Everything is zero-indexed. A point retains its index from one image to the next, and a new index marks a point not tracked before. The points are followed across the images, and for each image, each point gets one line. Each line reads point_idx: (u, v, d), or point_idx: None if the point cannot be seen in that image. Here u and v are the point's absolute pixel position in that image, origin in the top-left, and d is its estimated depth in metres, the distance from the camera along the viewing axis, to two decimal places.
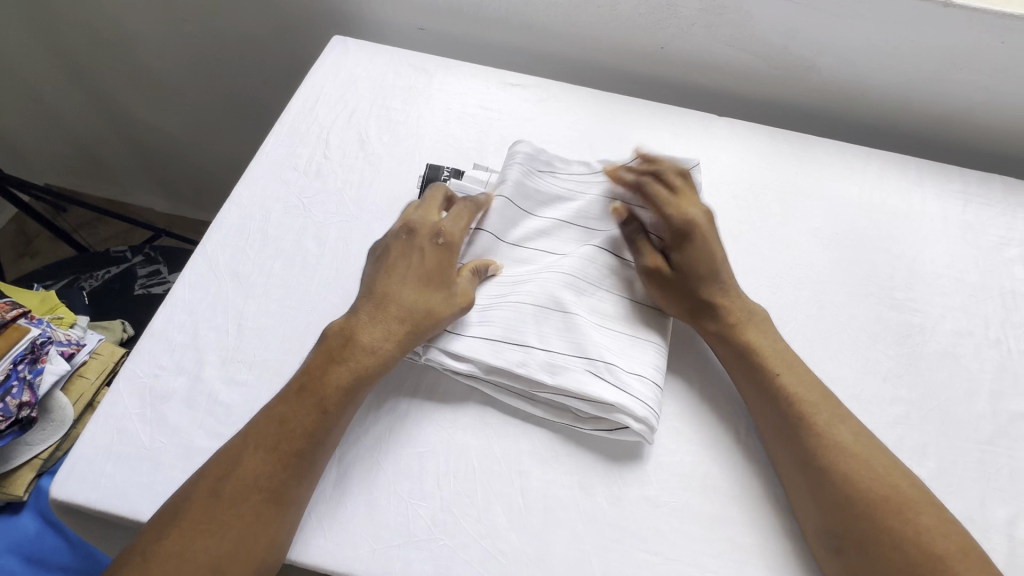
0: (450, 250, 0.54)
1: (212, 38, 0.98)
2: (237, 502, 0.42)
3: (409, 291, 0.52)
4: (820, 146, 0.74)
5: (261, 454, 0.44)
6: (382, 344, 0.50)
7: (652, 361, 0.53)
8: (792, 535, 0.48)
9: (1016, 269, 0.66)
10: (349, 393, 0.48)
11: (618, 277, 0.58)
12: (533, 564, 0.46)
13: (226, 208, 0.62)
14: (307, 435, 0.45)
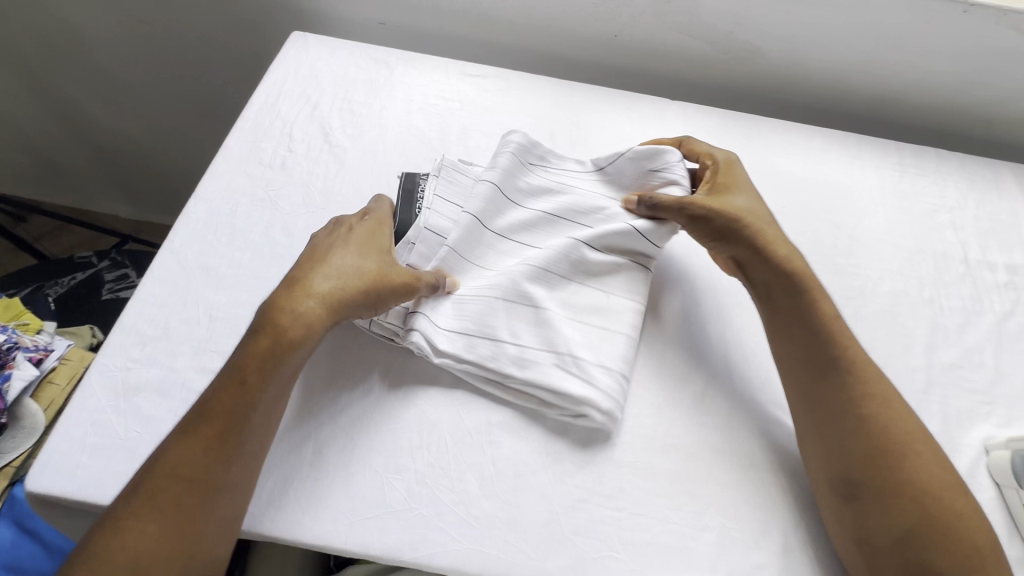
0: (379, 224, 0.58)
1: (170, 40, 0.97)
2: (160, 491, 0.42)
3: (340, 258, 0.53)
4: (768, 126, 0.78)
5: (183, 440, 0.44)
6: (308, 306, 0.50)
7: (620, 351, 0.55)
8: (744, 483, 0.52)
9: (947, 233, 0.71)
10: (271, 372, 0.48)
11: (586, 267, 0.59)
12: (505, 526, 0.48)
13: (191, 204, 0.63)
14: (227, 412, 0.45)
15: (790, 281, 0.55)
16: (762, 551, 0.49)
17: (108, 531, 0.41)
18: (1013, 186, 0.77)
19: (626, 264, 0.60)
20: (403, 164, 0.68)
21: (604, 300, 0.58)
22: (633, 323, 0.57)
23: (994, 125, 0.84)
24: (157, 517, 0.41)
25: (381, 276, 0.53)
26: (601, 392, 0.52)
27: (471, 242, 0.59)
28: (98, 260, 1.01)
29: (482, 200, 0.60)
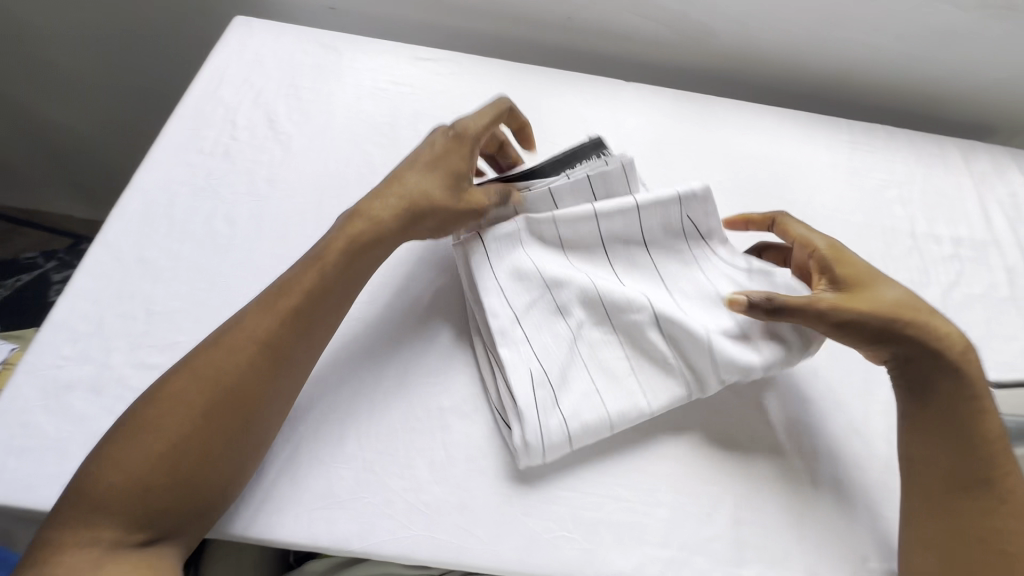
0: (461, 142, 0.56)
1: (108, 21, 0.93)
2: (236, 356, 0.45)
3: (417, 175, 0.54)
4: (721, 106, 0.78)
5: (263, 314, 0.47)
6: (383, 215, 0.52)
7: (591, 417, 0.50)
8: (696, 458, 0.52)
9: (895, 208, 0.72)
10: (339, 274, 0.50)
11: (625, 328, 0.54)
12: (456, 511, 0.48)
13: (127, 195, 0.60)
14: (303, 293, 0.48)
15: (943, 393, 0.49)
16: (714, 525, 0.49)
17: (183, 382, 0.44)
18: (959, 161, 0.79)
19: (674, 365, 0.52)
20: (352, 150, 0.67)
21: (613, 362, 0.53)
22: (628, 417, 0.51)
23: (941, 101, 0.86)
24: (230, 376, 0.44)
25: (456, 194, 0.54)
26: (538, 433, 0.48)
27: (574, 236, 0.56)
28: (46, 260, 0.99)
29: (576, 213, 0.55)
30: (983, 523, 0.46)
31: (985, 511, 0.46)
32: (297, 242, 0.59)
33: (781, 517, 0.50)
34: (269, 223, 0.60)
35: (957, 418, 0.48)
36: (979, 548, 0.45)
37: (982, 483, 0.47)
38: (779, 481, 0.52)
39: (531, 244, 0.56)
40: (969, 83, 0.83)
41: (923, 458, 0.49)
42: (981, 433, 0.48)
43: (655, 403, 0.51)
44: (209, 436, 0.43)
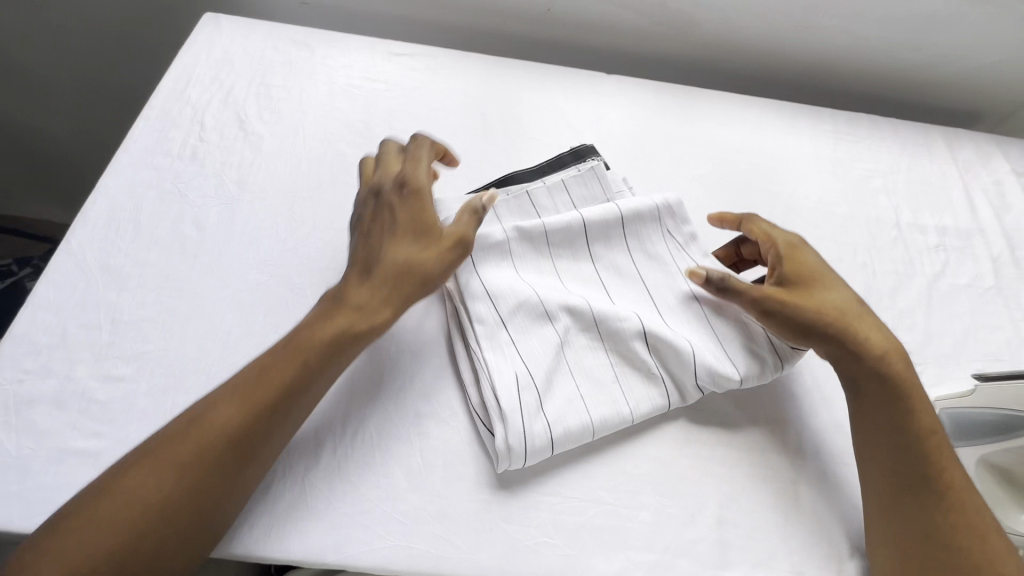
0: (422, 198, 0.50)
1: (65, 14, 0.90)
2: (202, 450, 0.40)
3: (399, 244, 0.49)
4: (704, 98, 0.77)
5: (234, 407, 0.42)
6: (370, 295, 0.47)
7: (575, 422, 0.48)
8: (679, 458, 0.51)
9: (880, 198, 0.72)
10: (327, 359, 0.45)
11: (613, 332, 0.52)
12: (434, 519, 0.47)
13: (91, 200, 0.58)
14: (282, 387, 0.43)
15: (880, 388, 0.49)
16: (697, 526, 0.48)
17: (133, 478, 0.39)
18: (944, 150, 0.78)
19: (656, 373, 0.51)
20: (324, 150, 0.65)
21: (599, 369, 0.52)
22: (607, 423, 0.49)
23: (925, 88, 0.86)
24: (193, 475, 0.39)
25: (442, 250, 0.49)
26: (521, 437, 0.46)
27: (561, 240, 0.55)
28: (20, 268, 0.96)
29: (564, 222, 0.55)
30: (927, 520, 0.44)
31: (929, 509, 0.44)
32: (269, 246, 0.58)
33: (765, 516, 0.50)
34: (239, 227, 0.58)
35: (893, 413, 0.48)
36: (924, 544, 0.43)
37: (926, 480, 0.45)
38: (763, 480, 0.51)
39: (519, 248, 0.55)
40: (953, 69, 0.82)
41: (868, 451, 0.48)
42: (924, 432, 0.47)
43: (637, 411, 0.50)
44: (169, 532, 0.38)
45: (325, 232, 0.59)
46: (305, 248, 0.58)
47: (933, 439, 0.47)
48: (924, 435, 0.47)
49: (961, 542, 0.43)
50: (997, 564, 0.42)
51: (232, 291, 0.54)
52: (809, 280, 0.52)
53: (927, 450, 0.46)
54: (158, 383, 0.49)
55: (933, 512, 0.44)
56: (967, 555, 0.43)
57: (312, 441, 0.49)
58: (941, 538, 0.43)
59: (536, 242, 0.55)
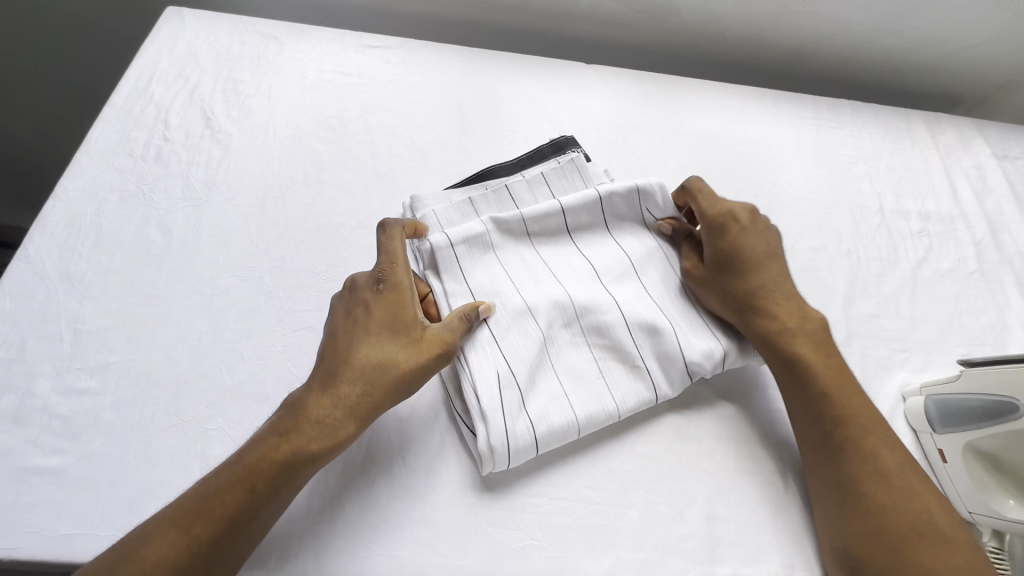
0: (398, 301, 0.47)
1: (29, 7, 0.88)
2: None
3: (371, 354, 0.45)
4: (685, 86, 0.76)
5: (172, 538, 0.38)
6: (335, 414, 0.43)
7: (559, 421, 0.47)
8: (667, 454, 0.51)
9: (863, 184, 0.71)
10: (279, 484, 0.41)
11: (598, 326, 0.51)
12: (417, 525, 0.45)
13: (49, 205, 0.55)
14: (224, 519, 0.39)
15: (777, 352, 0.51)
16: (687, 523, 0.48)
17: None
18: (925, 135, 0.77)
19: (641, 366, 0.50)
20: (296, 147, 0.63)
21: (583, 364, 0.50)
22: (593, 419, 0.48)
23: (905, 72, 0.85)
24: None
25: (420, 360, 0.46)
26: (504, 438, 0.45)
27: (541, 228, 0.55)
28: None
29: (541, 211, 0.54)
30: (834, 473, 0.46)
31: (832, 462, 0.46)
32: (239, 248, 0.55)
33: (755, 509, 0.49)
34: (208, 230, 0.56)
35: (792, 377, 0.50)
36: (835, 494, 0.45)
37: (823, 437, 0.48)
38: (751, 473, 0.51)
39: (499, 239, 0.53)
40: (933, 53, 0.82)
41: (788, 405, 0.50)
42: (822, 392, 0.49)
43: (624, 405, 0.49)
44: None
45: (298, 232, 0.57)
46: (278, 250, 0.56)
47: (829, 397, 0.48)
48: (818, 394, 0.49)
49: (869, 488, 0.44)
50: (908, 507, 0.43)
51: (201, 297, 0.52)
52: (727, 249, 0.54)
53: (822, 410, 0.48)
54: (124, 395, 0.47)
55: (835, 465, 0.46)
56: (876, 500, 0.44)
57: None
58: (848, 486, 0.45)
59: (514, 232, 0.54)
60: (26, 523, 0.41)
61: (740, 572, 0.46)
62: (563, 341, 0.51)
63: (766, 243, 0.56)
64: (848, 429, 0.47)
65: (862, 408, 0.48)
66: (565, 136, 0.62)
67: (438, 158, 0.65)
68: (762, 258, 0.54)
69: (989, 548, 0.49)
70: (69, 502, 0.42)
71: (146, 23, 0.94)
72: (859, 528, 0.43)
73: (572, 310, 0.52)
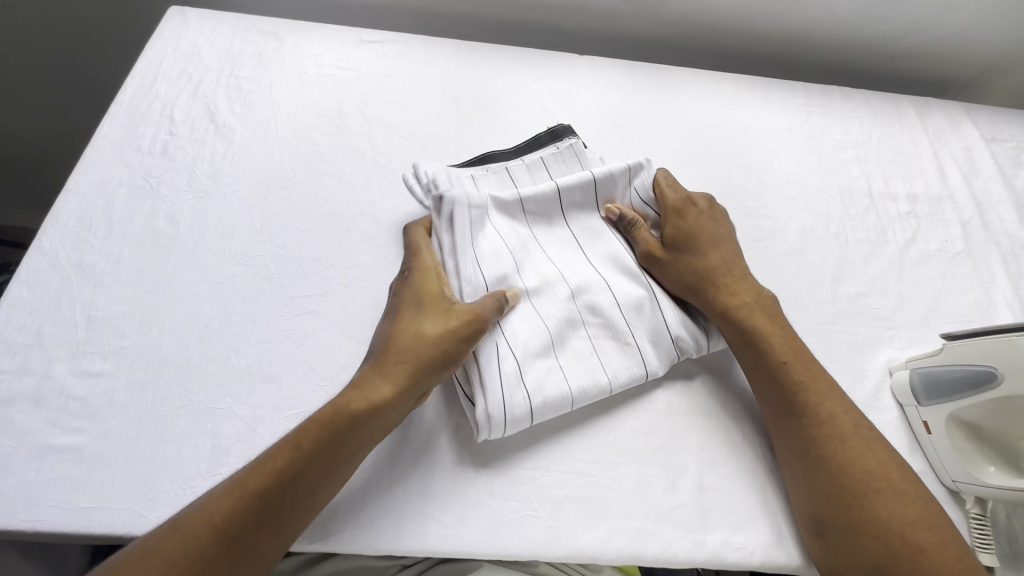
0: (422, 277, 0.51)
1: (38, 10, 0.90)
2: (186, 544, 0.38)
3: (404, 324, 0.48)
4: (676, 75, 0.77)
5: (228, 493, 0.40)
6: (373, 378, 0.45)
7: (553, 393, 0.49)
8: (659, 428, 0.52)
9: (852, 168, 0.73)
10: (325, 441, 0.43)
11: (591, 304, 0.53)
12: (419, 497, 0.47)
13: (61, 199, 0.57)
14: (273, 473, 0.41)
15: (734, 324, 0.53)
16: (679, 493, 0.49)
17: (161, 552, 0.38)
18: (914, 119, 0.79)
19: (633, 347, 0.52)
20: (297, 140, 0.65)
21: (578, 339, 0.52)
22: (586, 393, 0.50)
23: (895, 60, 0.87)
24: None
25: (452, 329, 0.47)
26: (501, 407, 0.47)
27: (537, 208, 0.57)
28: None
29: (537, 192, 0.56)
30: (798, 437, 0.48)
31: (795, 426, 0.49)
32: (244, 237, 0.57)
33: (746, 480, 0.51)
34: (214, 220, 0.58)
35: (749, 349, 0.52)
36: (800, 458, 0.48)
37: (783, 408, 0.50)
38: (741, 445, 0.52)
39: (500, 212, 0.55)
40: (920, 39, 0.83)
41: (759, 385, 0.52)
42: (780, 361, 0.51)
43: (616, 380, 0.51)
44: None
45: (300, 221, 0.59)
46: (281, 238, 0.58)
47: (786, 364, 0.51)
48: (777, 363, 0.51)
49: (829, 451, 0.46)
50: (866, 464, 0.46)
51: (207, 284, 0.54)
52: (683, 234, 0.57)
53: (780, 377, 0.50)
54: (137, 377, 0.49)
55: (795, 431, 0.49)
56: (833, 461, 0.46)
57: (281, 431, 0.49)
58: (810, 449, 0.47)
59: (512, 211, 0.56)
60: (47, 496, 0.44)
61: (730, 539, 0.48)
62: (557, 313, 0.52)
63: (719, 229, 0.59)
64: (807, 394, 0.49)
65: (816, 374, 0.51)
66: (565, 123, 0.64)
67: (435, 148, 0.66)
68: (715, 243, 0.57)
69: (971, 516, 0.50)
70: (88, 477, 0.45)
71: (151, 23, 0.97)
72: (820, 488, 0.46)
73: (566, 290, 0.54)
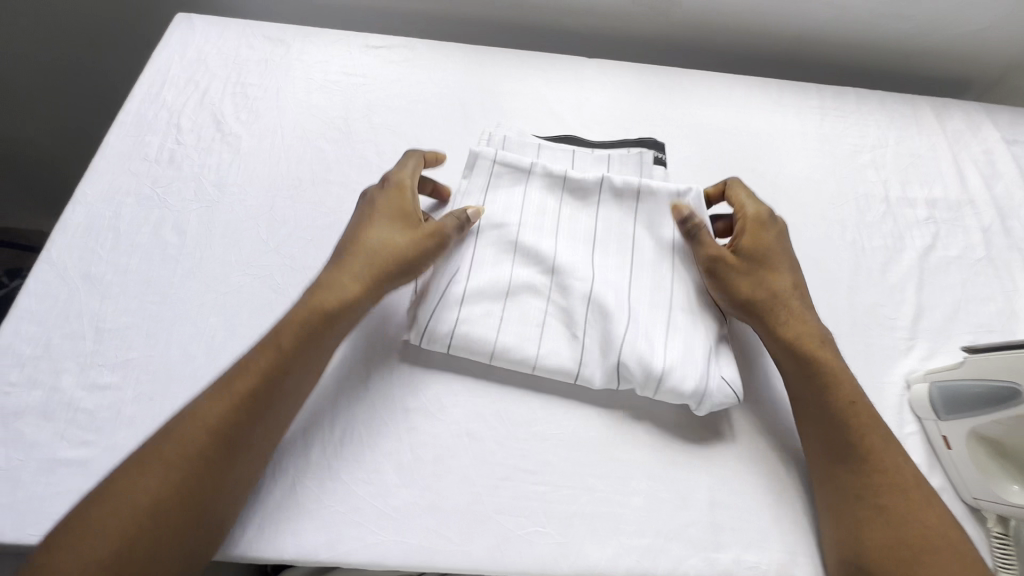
0: (402, 192, 0.54)
1: (49, 17, 0.91)
2: (185, 448, 0.40)
3: (378, 235, 0.51)
4: (686, 78, 0.76)
5: (215, 399, 0.43)
6: (347, 284, 0.49)
7: (476, 334, 0.51)
8: (671, 441, 0.52)
9: (868, 173, 0.71)
10: (307, 339, 0.46)
11: (558, 290, 0.54)
12: (426, 513, 0.47)
13: (69, 208, 0.58)
14: (261, 374, 0.44)
15: (795, 356, 0.51)
16: (690, 510, 0.48)
17: (149, 469, 0.39)
18: (932, 121, 0.77)
19: (580, 340, 0.52)
20: (303, 147, 0.64)
21: (532, 306, 0.53)
22: (507, 355, 0.51)
23: (912, 59, 0.84)
24: (180, 474, 0.39)
25: (421, 242, 0.51)
26: (428, 313, 0.51)
27: (576, 188, 0.58)
28: (9, 280, 1.01)
29: (585, 176, 0.58)
30: (854, 484, 0.46)
31: (854, 471, 0.46)
32: (250, 247, 0.57)
33: (758, 496, 0.50)
34: (221, 229, 0.58)
35: (812, 384, 0.50)
36: (852, 506, 0.45)
37: (840, 450, 0.48)
38: (754, 461, 0.51)
39: (539, 177, 0.58)
40: (940, 38, 0.81)
41: (807, 424, 0.50)
42: (846, 399, 0.49)
43: (543, 360, 0.51)
44: (152, 547, 0.37)
45: (306, 230, 0.59)
46: (287, 248, 0.58)
47: (852, 405, 0.49)
48: (841, 403, 0.49)
49: (889, 501, 0.45)
50: (925, 519, 0.44)
51: (214, 294, 0.54)
52: (762, 253, 0.54)
53: (843, 417, 0.48)
54: (144, 390, 0.49)
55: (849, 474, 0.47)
56: (895, 512, 0.44)
57: (298, 444, 0.48)
58: (868, 497, 0.45)
59: (547, 185, 0.58)
60: (55, 510, 0.44)
61: (743, 557, 0.47)
62: (524, 282, 0.53)
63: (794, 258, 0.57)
64: (873, 441, 0.47)
65: (880, 424, 0.49)
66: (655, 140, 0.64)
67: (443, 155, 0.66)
68: (793, 268, 0.55)
69: (993, 535, 0.49)
70: None
71: (160, 29, 0.97)
72: (875, 540, 0.43)
73: (549, 266, 0.54)
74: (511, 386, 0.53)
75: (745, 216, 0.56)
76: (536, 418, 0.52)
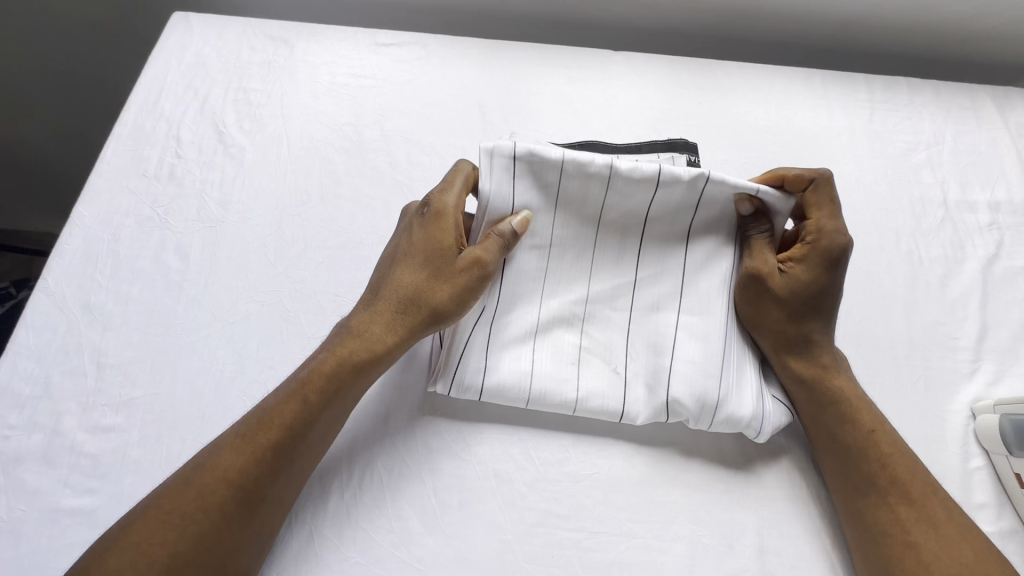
0: (439, 219, 0.48)
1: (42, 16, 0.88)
2: (201, 504, 0.39)
3: (410, 272, 0.48)
4: (722, 71, 0.70)
5: (239, 449, 0.40)
6: (374, 331, 0.46)
7: (510, 376, 0.47)
8: (715, 481, 0.48)
9: (923, 174, 0.65)
10: (333, 395, 0.43)
11: (591, 319, 0.50)
12: (452, 564, 0.43)
13: (66, 231, 0.54)
14: (284, 428, 0.41)
15: (814, 387, 0.48)
16: (738, 558, 0.45)
17: (152, 529, 0.37)
18: (993, 113, 0.70)
19: (623, 376, 0.48)
20: (311, 158, 0.60)
21: (565, 341, 0.49)
22: (546, 397, 0.47)
23: (969, 43, 0.77)
24: (193, 539, 0.38)
25: (464, 285, 0.46)
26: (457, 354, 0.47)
27: (625, 186, 0.47)
28: (18, 290, 0.99)
29: (635, 170, 0.47)
30: (880, 516, 0.43)
31: (876, 501, 0.44)
32: (258, 271, 0.53)
33: (812, 541, 0.46)
34: (226, 251, 0.54)
35: (828, 412, 0.47)
36: (879, 540, 0.42)
37: (863, 483, 0.44)
38: (806, 501, 0.47)
39: (575, 178, 0.48)
40: (1001, 19, 0.74)
41: (830, 459, 0.47)
42: (868, 428, 0.46)
43: (584, 401, 0.47)
44: None
45: (317, 251, 0.55)
46: (297, 271, 0.54)
47: (873, 433, 0.46)
48: (862, 431, 0.46)
49: (917, 534, 0.42)
50: (959, 555, 0.40)
51: (220, 323, 0.51)
52: (809, 287, 0.48)
53: (863, 444, 0.45)
54: (149, 432, 0.46)
55: (875, 502, 0.44)
56: (925, 549, 0.41)
57: (317, 487, 0.46)
58: (894, 532, 0.42)
59: (591, 183, 0.47)
60: (59, 567, 0.41)
61: None
62: (559, 315, 0.49)
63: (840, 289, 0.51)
64: (894, 466, 0.45)
65: (905, 450, 0.46)
66: (683, 141, 0.58)
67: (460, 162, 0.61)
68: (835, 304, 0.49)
69: None
70: None
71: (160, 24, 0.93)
72: None
73: (587, 292, 0.50)
74: (541, 421, 0.49)
75: (814, 239, 0.48)
76: (568, 457, 0.48)
